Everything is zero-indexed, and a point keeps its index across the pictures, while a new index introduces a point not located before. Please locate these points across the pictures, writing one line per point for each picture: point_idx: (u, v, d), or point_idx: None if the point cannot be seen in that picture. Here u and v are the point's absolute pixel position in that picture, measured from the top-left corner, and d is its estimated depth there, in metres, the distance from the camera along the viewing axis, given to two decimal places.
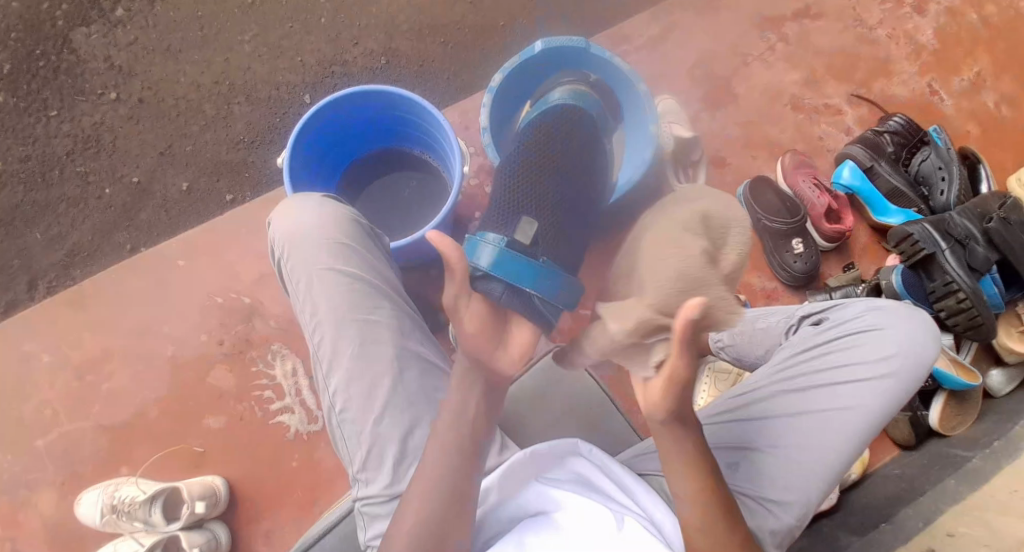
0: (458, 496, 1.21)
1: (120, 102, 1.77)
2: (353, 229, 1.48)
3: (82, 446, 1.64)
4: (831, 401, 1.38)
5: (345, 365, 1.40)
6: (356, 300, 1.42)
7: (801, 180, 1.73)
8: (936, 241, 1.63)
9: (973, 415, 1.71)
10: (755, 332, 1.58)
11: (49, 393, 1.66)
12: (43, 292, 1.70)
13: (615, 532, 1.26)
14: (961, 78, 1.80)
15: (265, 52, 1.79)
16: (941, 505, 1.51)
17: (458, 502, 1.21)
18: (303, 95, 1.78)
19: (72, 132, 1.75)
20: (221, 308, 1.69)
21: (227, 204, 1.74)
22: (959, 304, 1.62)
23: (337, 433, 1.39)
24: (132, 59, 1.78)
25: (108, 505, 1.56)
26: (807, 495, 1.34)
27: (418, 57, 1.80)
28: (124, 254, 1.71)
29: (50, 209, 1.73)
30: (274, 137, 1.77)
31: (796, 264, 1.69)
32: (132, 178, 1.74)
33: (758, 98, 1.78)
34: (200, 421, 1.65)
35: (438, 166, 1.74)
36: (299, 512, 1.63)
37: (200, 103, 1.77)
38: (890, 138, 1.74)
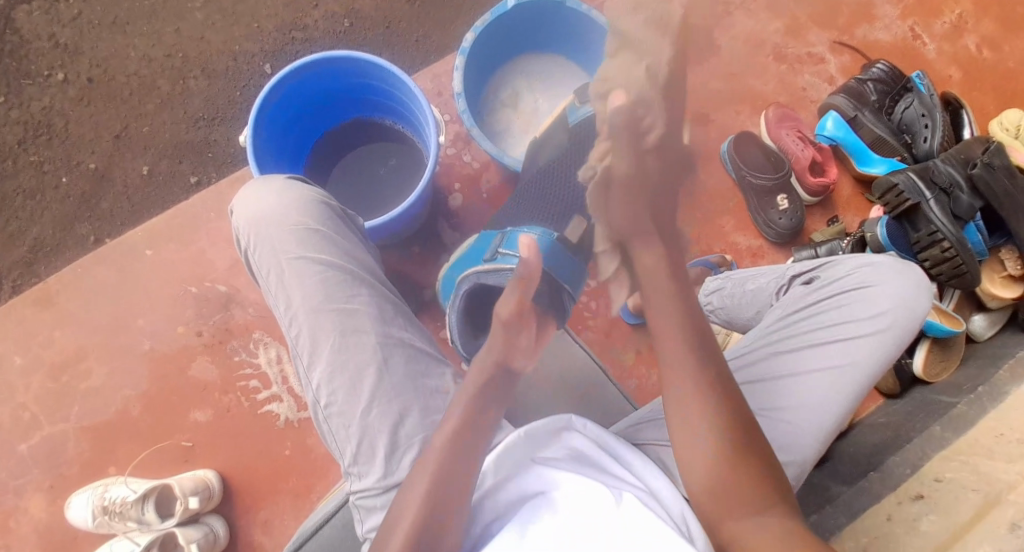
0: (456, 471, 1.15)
1: (68, 83, 1.66)
2: (321, 212, 1.41)
3: (66, 449, 1.59)
4: (826, 360, 1.38)
5: (327, 358, 1.34)
6: (330, 288, 1.36)
7: (784, 134, 1.70)
8: (920, 192, 1.61)
9: (956, 360, 1.75)
10: (745, 292, 1.56)
11: (25, 396, 1.60)
12: (9, 292, 1.64)
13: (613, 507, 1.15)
14: (943, 21, 1.77)
15: (219, 19, 1.68)
16: (927, 451, 1.54)
17: (456, 477, 1.15)
18: (263, 65, 1.69)
19: (21, 119, 1.65)
20: (195, 298, 1.63)
21: (192, 186, 1.67)
22: (944, 253, 1.61)
23: (323, 428, 1.33)
24: (78, 35, 1.67)
25: (100, 507, 1.52)
26: (803, 453, 1.35)
27: (384, 19, 1.70)
28: (89, 245, 1.65)
29: (6, 202, 1.65)
30: (235, 113, 1.68)
31: (781, 221, 1.68)
32: (90, 165, 1.66)
33: (740, 49, 1.73)
34: (186, 415, 1.62)
35: (413, 136, 1.67)
36: (295, 500, 1.61)
37: (153, 79, 1.67)
38: (874, 86, 1.71)
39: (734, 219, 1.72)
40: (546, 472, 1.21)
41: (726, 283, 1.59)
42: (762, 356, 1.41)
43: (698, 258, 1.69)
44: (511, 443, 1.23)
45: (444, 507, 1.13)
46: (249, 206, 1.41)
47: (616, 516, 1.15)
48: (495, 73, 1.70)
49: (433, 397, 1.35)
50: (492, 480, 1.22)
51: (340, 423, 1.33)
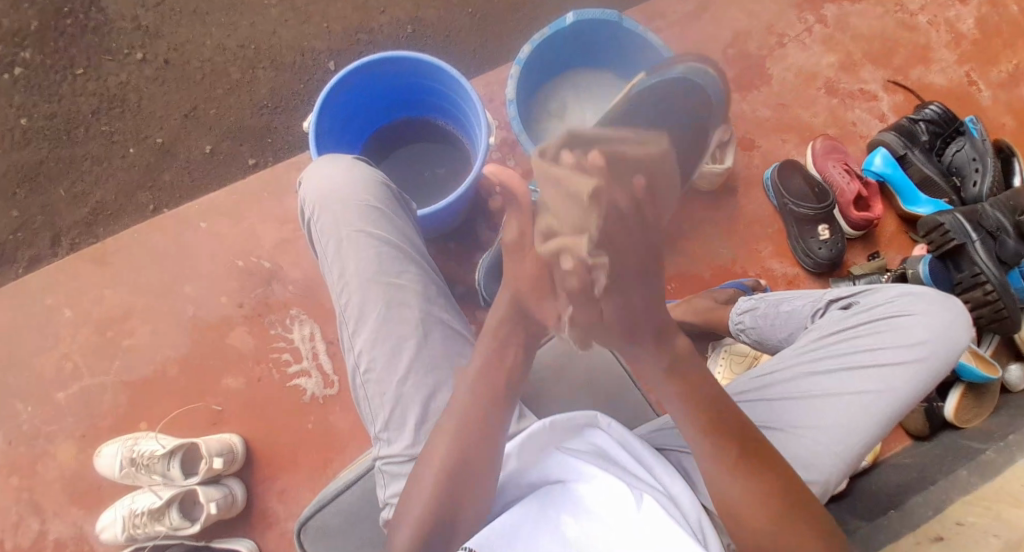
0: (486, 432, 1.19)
1: (146, 62, 1.78)
2: (382, 192, 1.48)
3: (102, 400, 1.67)
4: (857, 383, 1.37)
5: (371, 328, 1.40)
6: (384, 262, 1.42)
7: (831, 165, 1.70)
8: (967, 233, 1.59)
9: (990, 407, 1.71)
10: (779, 315, 1.54)
11: (70, 346, 1.69)
12: (66, 249, 1.74)
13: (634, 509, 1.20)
14: (1000, 70, 1.76)
15: (292, 17, 1.79)
16: (951, 494, 1.49)
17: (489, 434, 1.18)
18: (328, 62, 1.78)
19: (98, 91, 1.77)
20: (241, 271, 1.71)
21: (250, 168, 1.76)
22: (985, 296, 1.60)
23: (359, 393, 1.39)
24: (159, 20, 1.79)
25: (128, 458, 1.59)
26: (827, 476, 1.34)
27: (445, 27, 1.78)
28: (147, 214, 1.74)
29: (74, 165, 1.75)
30: (298, 103, 1.77)
31: (820, 251, 1.67)
32: (156, 139, 1.76)
33: (791, 80, 1.75)
34: (218, 381, 1.68)
35: (462, 138, 1.73)
36: (313, 475, 1.66)
37: (225, 67, 1.78)
38: (925, 127, 1.70)
39: (772, 244, 1.72)
40: (570, 460, 1.25)
41: (760, 303, 1.57)
42: (794, 376, 1.40)
43: (732, 279, 1.70)
44: (537, 429, 1.23)
45: (467, 472, 1.17)
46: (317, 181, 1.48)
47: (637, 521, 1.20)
48: (547, 85, 1.74)
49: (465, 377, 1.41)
50: (515, 464, 1.24)
51: (376, 390, 1.40)
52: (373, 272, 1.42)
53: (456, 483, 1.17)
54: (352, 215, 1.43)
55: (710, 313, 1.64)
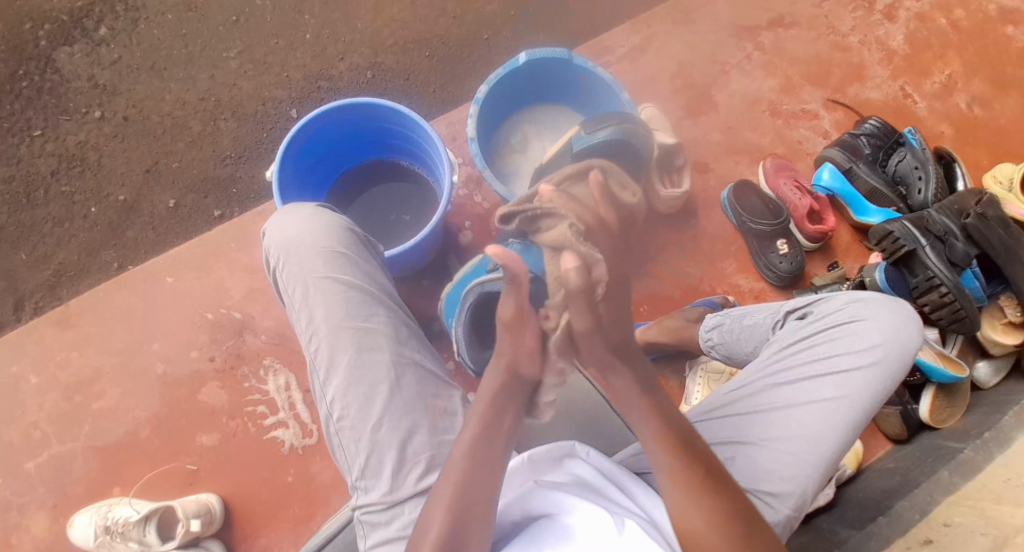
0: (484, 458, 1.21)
1: (104, 120, 1.77)
2: (344, 236, 1.49)
3: (73, 468, 1.61)
4: (821, 392, 1.42)
5: (343, 374, 1.40)
6: (352, 308, 1.43)
7: (782, 183, 1.76)
8: (916, 238, 1.67)
9: (963, 407, 1.75)
10: (744, 329, 1.58)
11: (36, 415, 1.63)
12: (30, 313, 1.70)
13: (616, 538, 1.20)
14: (933, 81, 1.86)
15: (251, 68, 1.80)
16: (936, 496, 1.53)
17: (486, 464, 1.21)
18: (289, 110, 1.80)
19: (56, 152, 1.75)
20: (210, 324, 1.68)
21: (216, 220, 1.75)
22: (942, 298, 1.65)
23: (334, 440, 1.39)
24: (116, 78, 1.79)
25: (102, 527, 1.53)
26: (803, 486, 1.38)
27: (403, 70, 1.82)
28: (112, 271, 1.72)
29: (35, 229, 1.73)
30: (259, 152, 1.78)
31: (781, 265, 1.72)
32: (118, 197, 1.75)
33: (738, 105, 1.83)
34: (193, 439, 1.64)
35: (428, 177, 1.75)
36: (297, 528, 1.61)
37: (185, 120, 1.78)
38: (868, 140, 1.78)
39: (736, 261, 1.77)
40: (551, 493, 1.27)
41: (724, 319, 1.62)
42: (758, 389, 1.45)
43: (702, 298, 1.73)
44: (517, 467, 1.31)
45: (469, 507, 1.18)
46: (278, 231, 1.49)
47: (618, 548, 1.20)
48: (505, 122, 1.79)
49: (441, 418, 1.41)
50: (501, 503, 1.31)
51: (350, 437, 1.39)
52: (341, 318, 1.42)
53: (462, 523, 1.18)
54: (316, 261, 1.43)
55: (683, 331, 1.67)
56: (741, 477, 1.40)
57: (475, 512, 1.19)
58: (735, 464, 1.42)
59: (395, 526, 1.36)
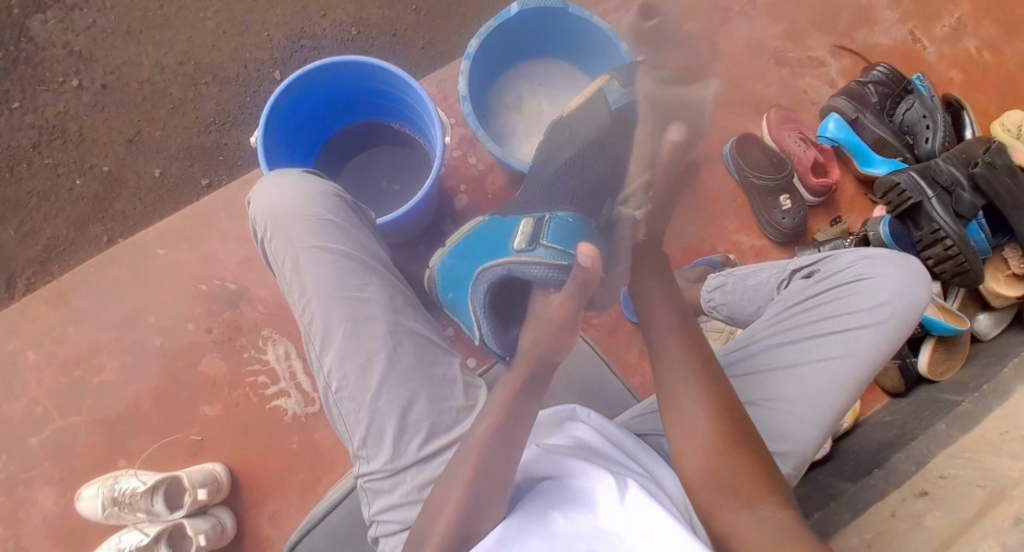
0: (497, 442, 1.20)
1: (83, 89, 1.72)
2: (334, 204, 1.48)
3: (78, 442, 1.62)
4: (823, 351, 1.41)
5: (339, 345, 1.40)
6: (345, 277, 1.42)
7: (787, 135, 1.72)
8: (923, 190, 1.63)
9: (961, 360, 1.74)
10: (747, 288, 1.57)
11: (38, 390, 1.63)
12: (22, 290, 1.69)
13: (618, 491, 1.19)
14: (943, 25, 1.79)
15: (229, 28, 1.74)
16: (933, 448, 1.55)
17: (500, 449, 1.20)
18: (274, 72, 1.74)
19: (37, 124, 1.71)
20: (205, 295, 1.67)
21: (203, 189, 1.72)
22: (947, 251, 1.63)
23: (334, 412, 1.39)
24: (91, 44, 1.73)
25: (110, 499, 1.55)
26: (803, 446, 1.39)
27: (391, 26, 1.75)
28: (102, 245, 1.70)
29: (20, 204, 1.70)
30: (245, 117, 1.73)
31: (784, 221, 1.70)
32: (102, 168, 1.71)
33: (741, 53, 1.75)
34: (195, 410, 1.64)
35: (418, 139, 1.71)
36: (303, 494, 1.63)
37: (165, 86, 1.73)
38: (874, 89, 1.73)
39: (736, 218, 1.74)
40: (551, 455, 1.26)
41: (727, 279, 1.61)
42: (762, 349, 1.45)
43: (701, 258, 1.71)
44: None
45: (479, 488, 1.18)
46: (270, 200, 1.47)
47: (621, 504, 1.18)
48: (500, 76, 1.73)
49: (441, 386, 1.41)
50: None
51: (349, 407, 1.40)
52: (335, 288, 1.42)
53: (472, 505, 1.17)
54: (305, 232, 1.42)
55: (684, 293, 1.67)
56: None
57: (484, 491, 1.19)
58: None
59: (397, 493, 1.37)
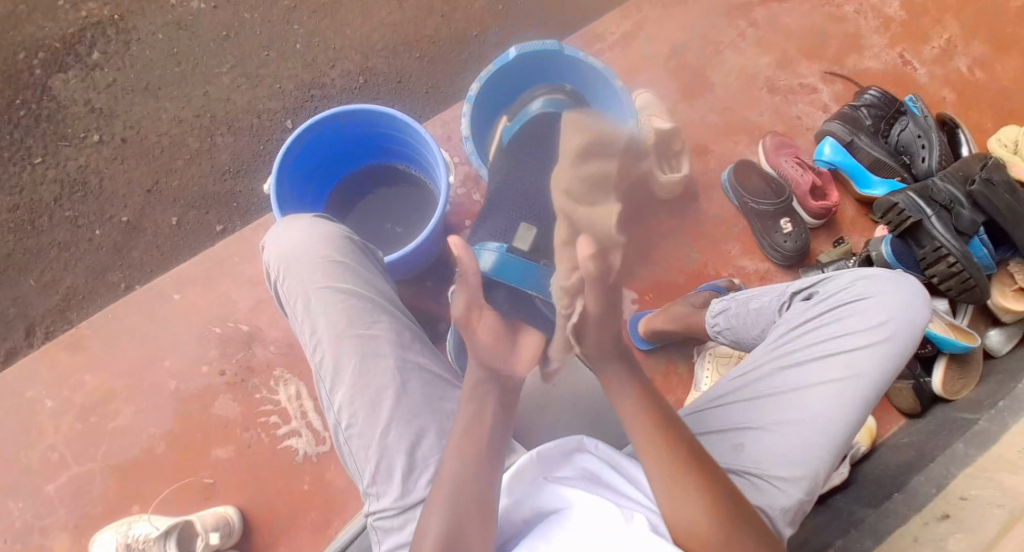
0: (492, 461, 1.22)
1: (103, 143, 1.78)
2: (343, 243, 1.50)
3: (92, 487, 1.63)
4: (828, 372, 1.40)
5: (349, 381, 1.41)
6: (355, 315, 1.43)
7: (783, 160, 1.74)
8: (921, 209, 1.64)
9: (977, 375, 1.73)
10: (749, 313, 1.55)
11: (54, 437, 1.65)
12: (41, 338, 1.71)
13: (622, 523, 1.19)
14: (932, 47, 1.83)
15: (243, 82, 1.80)
16: (952, 470, 1.51)
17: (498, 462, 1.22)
18: (285, 121, 1.79)
19: (59, 178, 1.76)
20: (219, 337, 1.69)
21: (218, 234, 1.76)
22: (950, 268, 1.63)
23: (344, 449, 1.39)
24: (112, 100, 1.79)
25: (123, 544, 1.55)
26: (817, 469, 1.36)
27: (395, 73, 1.81)
28: (120, 292, 1.73)
29: (41, 255, 1.74)
30: (259, 165, 1.78)
31: (786, 243, 1.70)
32: (121, 219, 1.75)
33: (734, 83, 1.80)
34: (208, 453, 1.65)
35: (422, 177, 1.75)
36: (314, 535, 1.63)
37: (183, 138, 1.78)
38: (868, 111, 1.76)
39: (741, 243, 1.75)
40: (559, 489, 1.26)
41: (730, 303, 1.59)
42: (766, 373, 1.44)
43: (705, 283, 1.72)
44: (522, 464, 1.30)
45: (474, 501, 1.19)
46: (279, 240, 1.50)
47: (623, 535, 1.18)
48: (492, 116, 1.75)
49: (447, 418, 1.42)
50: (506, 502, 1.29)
51: (360, 444, 1.40)
52: (344, 326, 1.43)
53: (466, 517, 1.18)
54: (316, 271, 1.44)
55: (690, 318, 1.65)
56: (751, 461, 1.38)
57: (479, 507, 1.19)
58: (746, 450, 1.40)
59: (408, 530, 1.36)
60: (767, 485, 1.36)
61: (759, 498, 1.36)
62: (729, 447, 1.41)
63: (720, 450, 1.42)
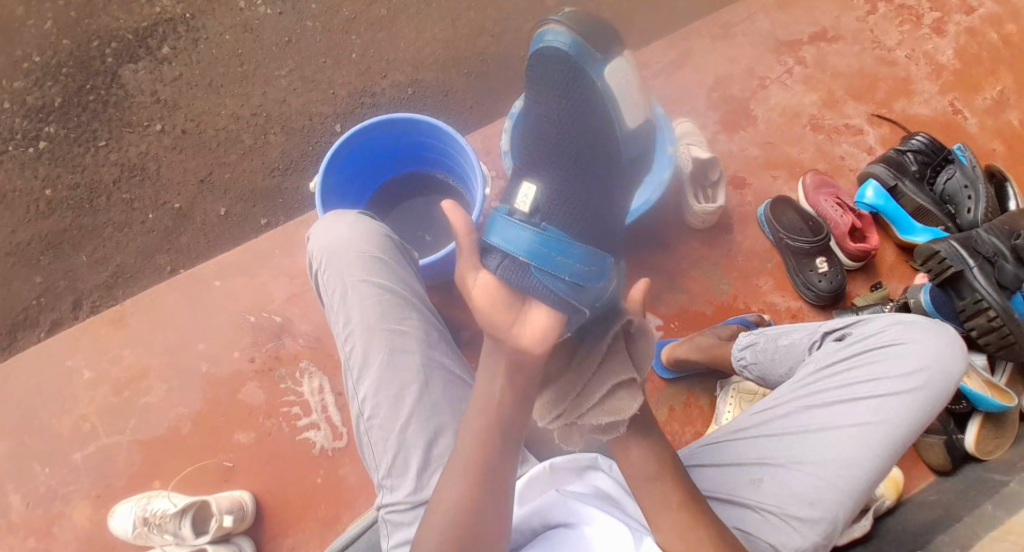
0: (496, 467, 1.23)
1: (164, 132, 1.86)
2: (385, 243, 1.53)
3: (118, 459, 1.69)
4: (854, 417, 1.37)
5: (375, 375, 1.43)
6: (386, 310, 1.46)
7: (823, 199, 1.72)
8: (964, 259, 1.60)
9: (1012, 438, 1.67)
10: (778, 348, 1.52)
11: (87, 408, 1.72)
12: (87, 312, 1.79)
13: None
14: (984, 97, 1.81)
15: (300, 85, 1.88)
16: (978, 529, 1.45)
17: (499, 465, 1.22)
18: (334, 125, 1.87)
19: (119, 161, 1.85)
20: (252, 326, 1.75)
21: (262, 228, 1.83)
22: (990, 322, 1.58)
23: (364, 439, 1.42)
24: (177, 93, 1.87)
25: (140, 518, 1.59)
26: (835, 514, 1.33)
27: (443, 87, 1.88)
28: (165, 274, 1.81)
29: (95, 233, 1.82)
30: (306, 165, 1.85)
31: (820, 283, 1.69)
32: (174, 205, 1.83)
33: (779, 119, 1.80)
34: (230, 437, 1.70)
35: (460, 188, 1.79)
36: (323, 528, 1.66)
37: (238, 134, 1.86)
38: (914, 157, 1.74)
39: (773, 278, 1.74)
40: (576, 505, 1.32)
41: (760, 338, 1.56)
42: (791, 412, 1.41)
43: (734, 316, 1.71)
44: (535, 475, 1.33)
45: (478, 500, 1.21)
46: (322, 235, 1.53)
47: None
48: None
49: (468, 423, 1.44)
50: (517, 510, 1.34)
51: (379, 436, 1.42)
52: (376, 319, 1.46)
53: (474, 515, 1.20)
54: (357, 267, 1.48)
55: (714, 349, 1.63)
56: (767, 498, 1.36)
57: (486, 510, 1.21)
58: (763, 486, 1.37)
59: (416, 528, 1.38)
60: (782, 524, 1.34)
61: (774, 537, 1.34)
62: (745, 481, 1.39)
63: (737, 484, 1.40)
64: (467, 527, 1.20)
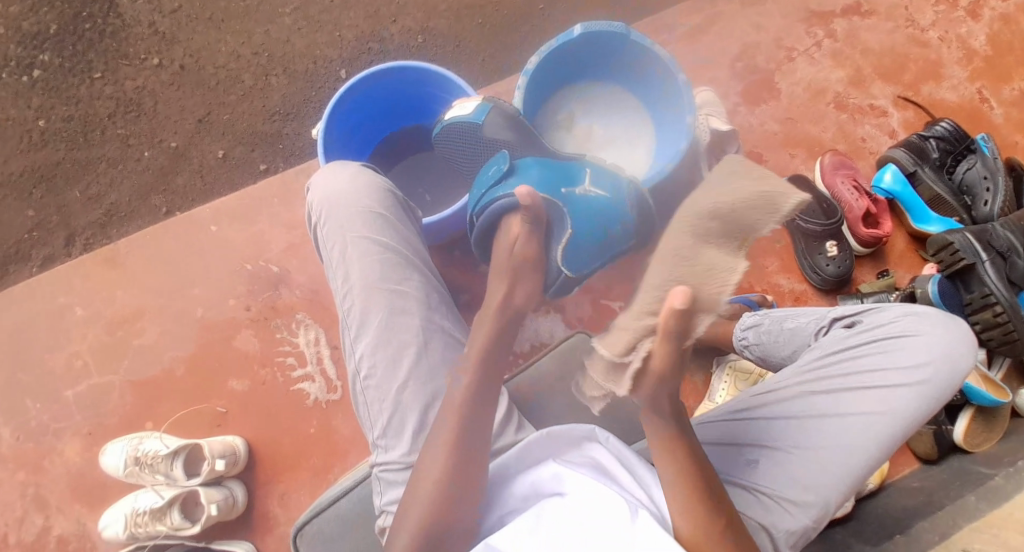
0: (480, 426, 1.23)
1: (162, 67, 1.79)
2: (386, 197, 1.48)
3: (111, 398, 1.69)
4: (857, 405, 1.34)
5: (372, 334, 1.40)
6: (386, 269, 1.42)
7: (840, 181, 1.68)
8: (977, 252, 1.57)
9: (1001, 432, 1.69)
10: (783, 332, 1.50)
11: (81, 345, 1.70)
12: (80, 248, 1.76)
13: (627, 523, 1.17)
14: (1012, 88, 1.76)
15: (305, 25, 1.80)
16: (960, 521, 1.46)
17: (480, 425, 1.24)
18: (339, 70, 1.80)
19: (115, 95, 1.78)
20: (249, 274, 1.72)
21: (260, 173, 1.78)
22: (995, 317, 1.57)
23: (359, 398, 1.39)
24: (175, 26, 1.80)
25: (132, 457, 1.60)
26: (829, 499, 1.31)
27: (454, 36, 1.80)
28: (159, 216, 1.76)
29: (89, 167, 1.77)
30: (309, 111, 1.79)
31: (828, 267, 1.66)
32: (170, 143, 1.78)
33: (802, 94, 1.74)
34: (224, 383, 1.69)
35: None
36: (313, 478, 1.67)
37: (239, 73, 1.79)
38: (936, 144, 1.70)
39: (780, 259, 1.71)
40: (563, 474, 1.25)
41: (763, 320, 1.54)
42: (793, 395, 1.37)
43: (738, 296, 1.69)
44: (531, 443, 1.28)
45: (465, 466, 1.21)
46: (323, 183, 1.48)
47: (627, 535, 1.17)
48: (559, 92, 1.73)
49: None
50: (511, 471, 1.29)
51: (375, 396, 1.39)
52: (376, 278, 1.42)
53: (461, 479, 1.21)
54: (356, 222, 1.43)
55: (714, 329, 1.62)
56: (762, 479, 1.33)
57: (474, 472, 1.22)
58: (758, 468, 1.34)
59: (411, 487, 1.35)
60: (774, 505, 1.31)
61: (766, 518, 1.32)
62: (740, 461, 1.36)
63: (731, 463, 1.36)
64: (455, 488, 1.20)
